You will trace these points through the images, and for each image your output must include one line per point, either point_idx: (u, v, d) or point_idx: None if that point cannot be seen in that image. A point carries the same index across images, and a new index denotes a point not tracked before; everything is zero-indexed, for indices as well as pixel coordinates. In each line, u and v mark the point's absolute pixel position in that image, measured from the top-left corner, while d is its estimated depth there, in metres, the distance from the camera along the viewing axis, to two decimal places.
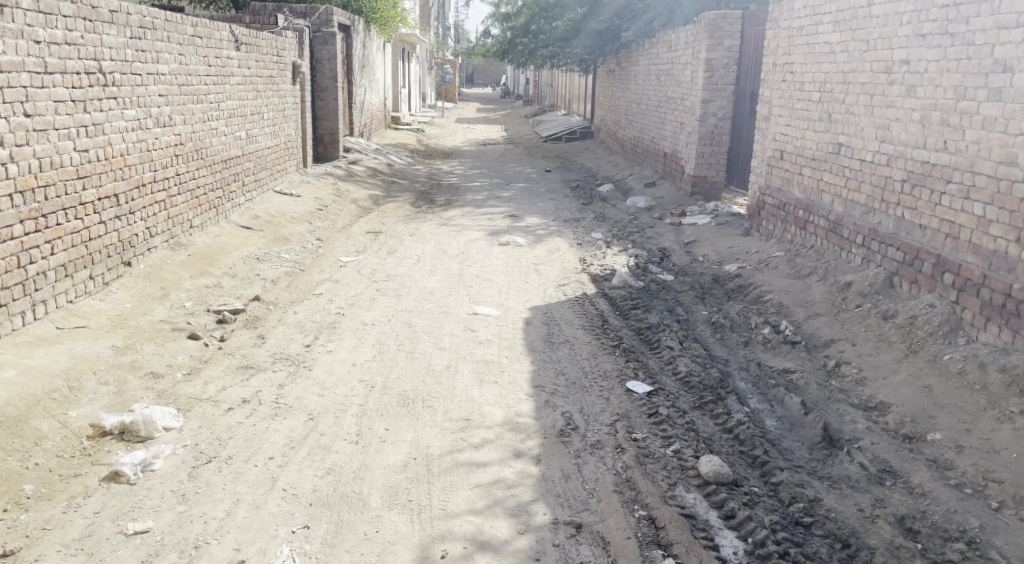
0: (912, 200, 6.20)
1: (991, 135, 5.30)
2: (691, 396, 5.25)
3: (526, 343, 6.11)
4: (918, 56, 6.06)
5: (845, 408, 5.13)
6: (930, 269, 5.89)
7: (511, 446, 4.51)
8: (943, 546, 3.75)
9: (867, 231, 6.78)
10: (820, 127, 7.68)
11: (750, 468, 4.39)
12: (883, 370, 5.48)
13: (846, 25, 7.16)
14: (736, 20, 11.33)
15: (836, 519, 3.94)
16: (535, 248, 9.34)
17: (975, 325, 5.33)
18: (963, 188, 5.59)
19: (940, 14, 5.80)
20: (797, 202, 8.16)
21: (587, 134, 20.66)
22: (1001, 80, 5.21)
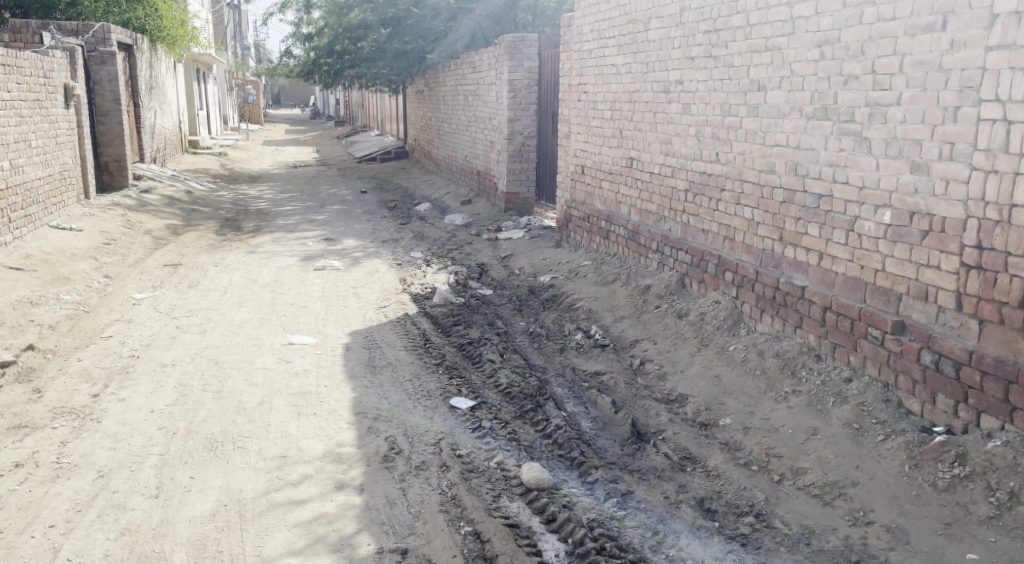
0: (694, 207, 6.74)
1: (752, 147, 5.87)
2: (512, 407, 5.35)
3: (345, 369, 5.96)
4: (690, 77, 6.60)
5: (650, 403, 5.43)
6: (713, 268, 6.43)
7: (332, 478, 4.36)
8: (736, 521, 4.00)
9: (660, 238, 7.28)
10: (613, 143, 8.14)
11: (568, 470, 4.53)
12: (681, 363, 5.89)
13: (628, 48, 7.67)
14: (533, 43, 11.78)
15: (646, 508, 4.14)
16: (351, 270, 9.15)
17: (752, 316, 5.92)
18: (734, 195, 6.14)
19: (705, 38, 6.35)
20: (598, 213, 8.61)
21: (401, 153, 20.61)
22: (757, 98, 5.76)
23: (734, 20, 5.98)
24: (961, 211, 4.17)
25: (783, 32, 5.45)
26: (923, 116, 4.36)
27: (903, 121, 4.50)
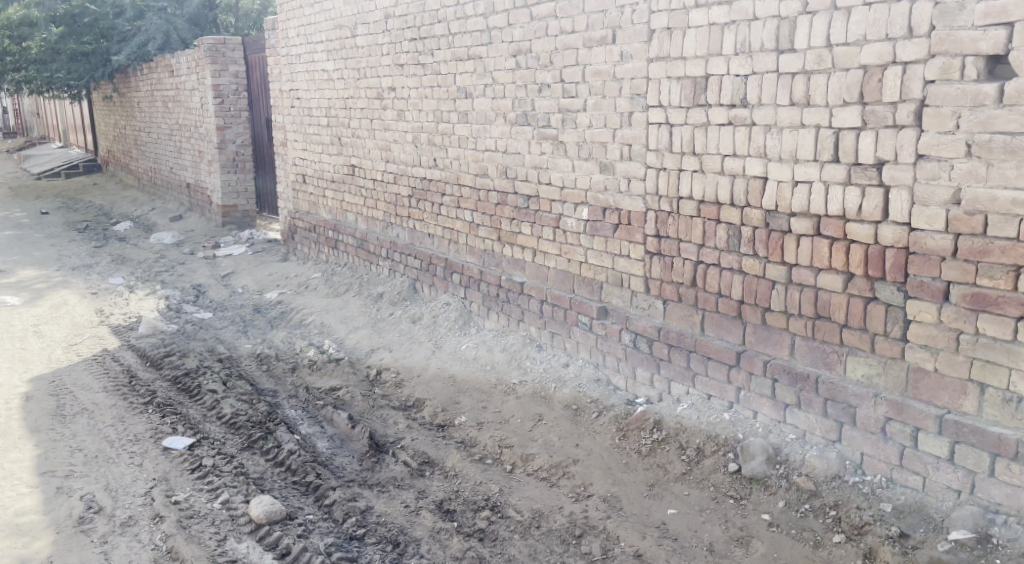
0: (419, 212, 6.80)
1: (466, 152, 6.05)
2: (238, 438, 4.94)
3: (26, 424, 5.17)
4: (401, 84, 6.65)
5: (387, 412, 5.31)
6: (442, 271, 6.56)
7: (9, 557, 3.74)
8: (474, 517, 4.00)
9: (389, 244, 7.26)
10: (332, 150, 7.97)
11: (303, 497, 4.25)
12: (416, 369, 5.89)
13: (337, 54, 7.54)
14: (237, 46, 11.15)
15: (386, 522, 3.99)
16: (32, 306, 7.98)
17: (481, 314, 6.15)
18: (454, 199, 6.30)
19: (412, 46, 6.43)
20: (324, 223, 8.39)
21: (94, 167, 18.48)
22: (465, 105, 5.95)
23: (437, 28, 6.12)
24: (642, 205, 4.64)
25: (482, 41, 5.68)
26: (605, 121, 4.79)
27: (590, 126, 4.91)
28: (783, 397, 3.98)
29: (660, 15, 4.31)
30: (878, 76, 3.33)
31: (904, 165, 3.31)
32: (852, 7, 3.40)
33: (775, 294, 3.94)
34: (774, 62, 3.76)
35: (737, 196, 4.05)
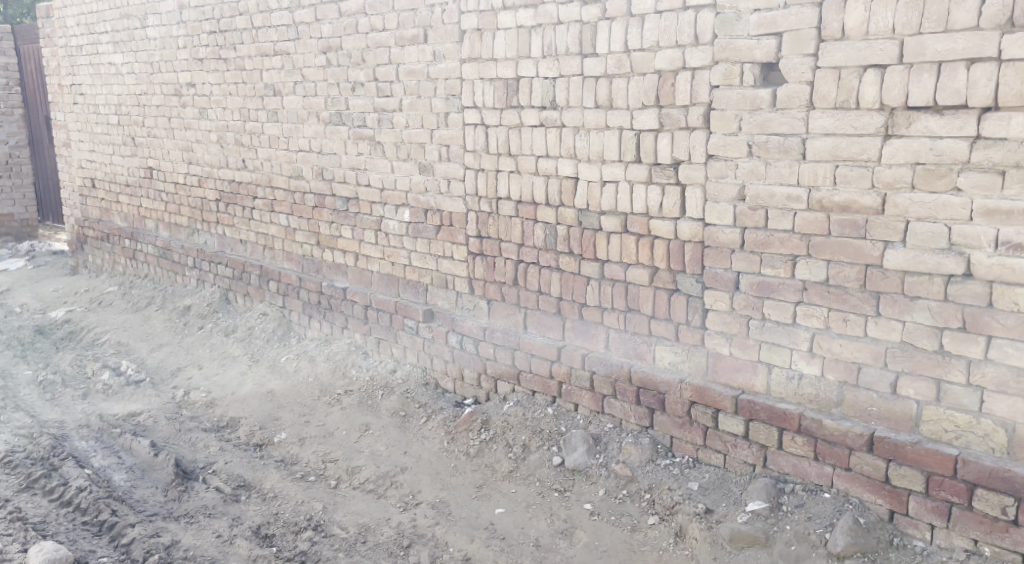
0: (228, 217, 6.40)
1: (277, 153, 5.76)
2: (15, 479, 4.37)
3: None
4: (202, 80, 6.22)
5: (197, 436, 4.91)
6: (256, 280, 6.22)
7: None
8: (295, 540, 3.78)
9: (196, 252, 6.78)
10: (126, 152, 7.32)
11: (96, 538, 3.83)
12: (231, 386, 5.52)
13: (126, 46, 6.94)
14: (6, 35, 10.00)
15: (195, 556, 3.68)
16: None
17: (302, 323, 5.90)
18: (267, 202, 5.98)
19: (211, 39, 6.03)
20: (119, 232, 7.70)
21: None
22: (274, 103, 5.66)
23: (238, 22, 5.78)
24: (462, 206, 4.61)
25: (289, 37, 5.42)
26: (422, 121, 4.72)
27: (407, 126, 4.82)
28: (601, 388, 4.09)
29: (469, 16, 4.29)
30: (671, 81, 3.50)
31: (697, 165, 3.50)
32: (645, 15, 3.55)
33: (590, 290, 4.04)
34: (578, 65, 3.86)
35: (551, 196, 4.12)
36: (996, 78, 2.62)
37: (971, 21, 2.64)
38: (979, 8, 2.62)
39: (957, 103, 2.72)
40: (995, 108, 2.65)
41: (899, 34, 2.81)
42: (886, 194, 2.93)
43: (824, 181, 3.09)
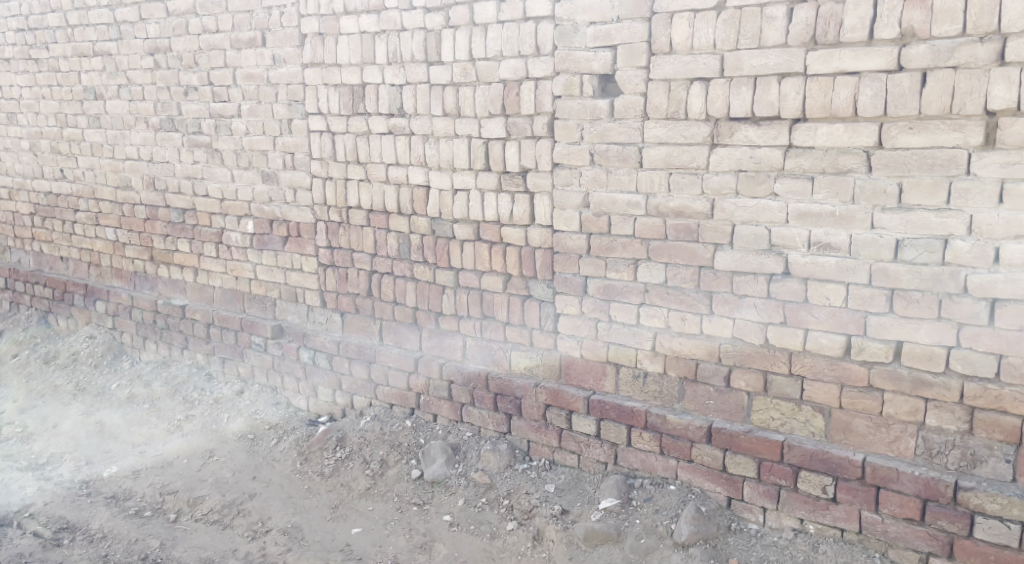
0: (45, 232, 5.84)
1: (101, 162, 5.32)
2: None
3: None
4: (10, 82, 5.65)
5: (10, 476, 4.40)
6: (81, 300, 5.72)
7: None
8: None
9: (8, 272, 6.15)
10: None
11: None
12: (52, 418, 5.02)
13: None
14: None
15: None
16: None
17: (135, 346, 5.48)
18: (91, 215, 5.51)
19: (19, 38, 5.50)
20: None
21: None
22: (96, 107, 5.22)
23: (50, 19, 5.29)
24: (310, 216, 4.42)
25: (110, 37, 5.02)
26: (263, 128, 4.50)
27: (247, 133, 4.57)
28: (459, 397, 4.03)
29: (309, 19, 4.13)
30: (516, 90, 3.53)
31: (544, 173, 3.53)
32: (488, 24, 3.56)
33: (446, 298, 3.98)
34: (424, 72, 3.80)
35: (404, 205, 4.03)
36: (803, 92, 2.82)
37: (781, 38, 2.84)
38: (787, 27, 2.82)
39: (771, 114, 2.91)
40: (803, 120, 2.85)
41: (720, 49, 2.98)
42: (714, 199, 3.08)
43: (659, 187, 3.21)
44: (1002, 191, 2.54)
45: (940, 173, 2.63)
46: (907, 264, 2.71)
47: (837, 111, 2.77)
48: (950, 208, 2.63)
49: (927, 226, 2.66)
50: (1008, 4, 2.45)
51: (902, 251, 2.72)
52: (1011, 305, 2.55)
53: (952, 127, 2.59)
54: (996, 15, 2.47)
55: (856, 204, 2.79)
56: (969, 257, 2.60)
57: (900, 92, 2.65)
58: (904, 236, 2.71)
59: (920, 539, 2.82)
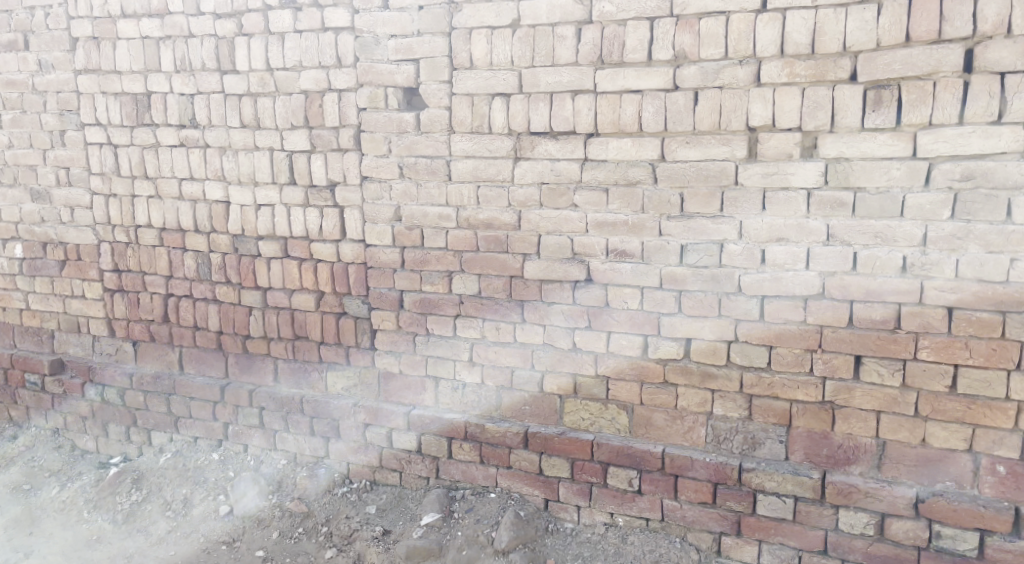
0: None
1: None
2: None
3: None
4: None
5: None
6: None
7: None
8: None
9: None
10: None
11: None
12: None
13: None
14: None
15: None
16: None
17: None
18: None
19: None
20: None
21: None
22: None
23: None
24: (92, 237, 4.04)
25: None
26: (30, 141, 4.05)
27: (10, 146, 4.10)
28: (271, 423, 3.85)
29: (81, 22, 3.78)
30: (318, 102, 3.44)
31: (352, 187, 3.46)
32: (285, 33, 3.44)
33: (252, 320, 3.79)
34: (217, 82, 3.60)
35: (200, 222, 3.79)
36: (594, 108, 3.01)
37: (572, 57, 3.01)
38: (576, 46, 3.00)
39: (567, 129, 3.06)
40: (597, 134, 3.03)
41: (517, 66, 3.10)
42: (521, 211, 3.18)
43: (468, 200, 3.26)
44: (765, 199, 2.81)
45: (714, 185, 2.88)
46: (691, 268, 2.95)
47: (625, 127, 2.97)
48: (724, 215, 2.88)
49: (706, 232, 2.91)
50: (761, 32, 2.75)
51: (686, 255, 2.95)
52: (777, 301, 2.83)
53: (722, 142, 2.85)
54: (751, 40, 2.76)
55: (645, 213, 2.99)
56: (741, 260, 2.86)
57: (677, 109, 2.89)
58: (686, 242, 2.94)
59: (713, 520, 3.04)
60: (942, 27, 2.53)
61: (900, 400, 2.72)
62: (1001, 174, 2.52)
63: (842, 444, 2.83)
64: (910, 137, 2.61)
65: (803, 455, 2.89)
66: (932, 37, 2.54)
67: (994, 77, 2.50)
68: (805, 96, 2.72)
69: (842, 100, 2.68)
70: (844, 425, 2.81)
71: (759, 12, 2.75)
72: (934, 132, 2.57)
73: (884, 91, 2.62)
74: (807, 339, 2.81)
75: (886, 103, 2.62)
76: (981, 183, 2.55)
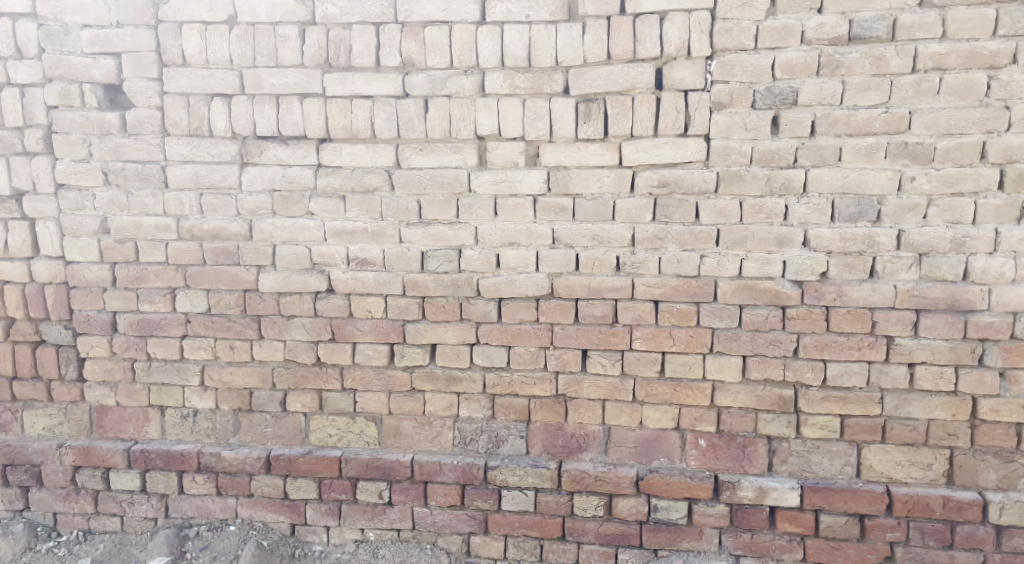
0: None
1: None
2: None
3: None
4: None
5: None
6: None
7: None
8: None
9: None
10: None
11: None
12: None
13: None
14: None
15: None
16: None
17: None
18: None
19: None
20: None
21: None
22: None
23: None
24: None
25: None
26: None
27: None
28: None
29: None
30: None
31: (45, 196, 3.06)
32: None
33: None
34: None
35: None
36: (324, 113, 2.94)
37: (296, 58, 2.93)
38: (300, 48, 2.92)
39: (297, 134, 2.97)
40: (328, 140, 2.97)
41: (237, 66, 2.94)
42: (250, 220, 3.02)
43: (190, 209, 3.03)
44: (496, 205, 2.94)
45: (449, 192, 2.95)
46: (432, 274, 2.99)
47: (358, 133, 2.95)
48: (460, 221, 2.96)
49: (444, 239, 2.97)
50: (482, 43, 2.87)
51: (427, 262, 2.99)
52: (513, 302, 2.97)
53: (453, 150, 2.93)
54: (473, 51, 2.87)
55: (384, 221, 2.98)
56: (478, 264, 2.97)
57: (408, 117, 2.93)
58: (426, 249, 2.98)
59: (462, 521, 3.10)
60: (636, 47, 2.81)
61: (621, 388, 2.97)
62: (689, 181, 2.83)
63: (574, 434, 3.03)
64: (616, 147, 2.87)
65: (542, 447, 3.06)
66: (628, 56, 2.82)
67: (679, 94, 2.81)
68: (525, 107, 2.88)
69: (557, 112, 2.87)
70: (575, 415, 3.01)
71: (478, 24, 2.87)
72: (634, 142, 2.85)
73: (592, 104, 2.86)
74: (540, 337, 2.99)
75: (595, 116, 2.86)
76: (675, 189, 2.85)
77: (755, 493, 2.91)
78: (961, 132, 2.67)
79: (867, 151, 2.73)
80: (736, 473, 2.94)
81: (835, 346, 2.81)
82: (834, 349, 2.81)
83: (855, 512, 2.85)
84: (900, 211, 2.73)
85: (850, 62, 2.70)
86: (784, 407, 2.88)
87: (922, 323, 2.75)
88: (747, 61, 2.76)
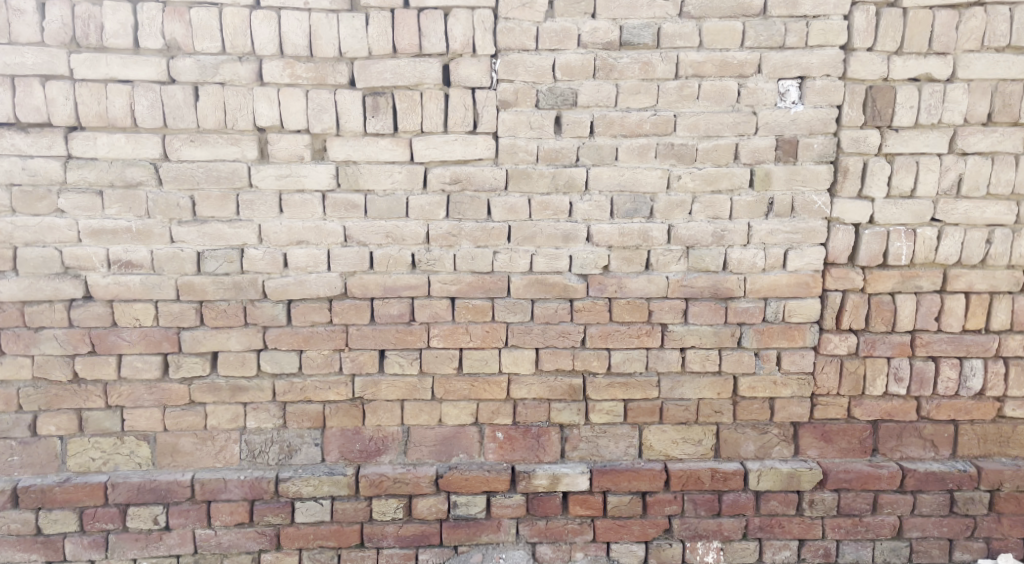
0: None
1: None
2: None
3: None
4: None
5: None
6: None
7: None
8: None
9: None
10: None
11: None
12: None
13: None
14: None
15: None
16: None
17: None
18: None
19: None
20: None
21: None
22: None
23: None
24: None
25: None
26: None
27: None
28: None
29: None
30: None
31: None
32: None
33: None
34: None
35: None
36: (72, 98, 2.65)
37: (35, 35, 2.62)
38: (39, 24, 2.62)
39: (38, 121, 2.66)
40: (80, 128, 2.68)
41: None
42: None
43: None
44: (281, 201, 2.77)
45: (227, 187, 2.75)
46: (210, 276, 2.78)
47: (115, 121, 2.68)
48: (240, 219, 2.77)
49: (223, 237, 2.76)
50: (257, 29, 2.69)
51: (204, 263, 2.77)
52: (303, 304, 2.83)
53: (230, 142, 2.73)
54: (247, 37, 2.69)
55: (151, 219, 2.73)
56: (263, 264, 2.79)
57: (175, 105, 2.69)
58: (203, 249, 2.76)
59: (251, 539, 2.90)
60: (421, 42, 2.78)
61: (418, 387, 2.93)
62: (479, 178, 2.85)
63: (372, 437, 2.94)
64: (406, 143, 2.82)
65: (338, 454, 2.94)
66: (414, 50, 2.78)
67: (467, 92, 2.81)
68: (308, 98, 2.75)
69: (343, 104, 2.76)
70: (373, 417, 2.93)
71: (253, 8, 2.69)
72: (424, 138, 2.82)
73: (380, 98, 2.78)
74: (334, 339, 2.86)
75: (383, 110, 2.78)
76: (466, 186, 2.85)
77: (549, 481, 2.99)
78: (717, 135, 2.91)
79: (639, 151, 2.90)
80: (531, 463, 3.01)
81: (618, 335, 2.97)
82: (617, 337, 2.98)
83: (638, 490, 3.04)
84: (669, 208, 2.93)
85: (622, 67, 2.86)
86: (574, 395, 3.00)
87: (691, 310, 2.98)
88: (529, 61, 2.82)
